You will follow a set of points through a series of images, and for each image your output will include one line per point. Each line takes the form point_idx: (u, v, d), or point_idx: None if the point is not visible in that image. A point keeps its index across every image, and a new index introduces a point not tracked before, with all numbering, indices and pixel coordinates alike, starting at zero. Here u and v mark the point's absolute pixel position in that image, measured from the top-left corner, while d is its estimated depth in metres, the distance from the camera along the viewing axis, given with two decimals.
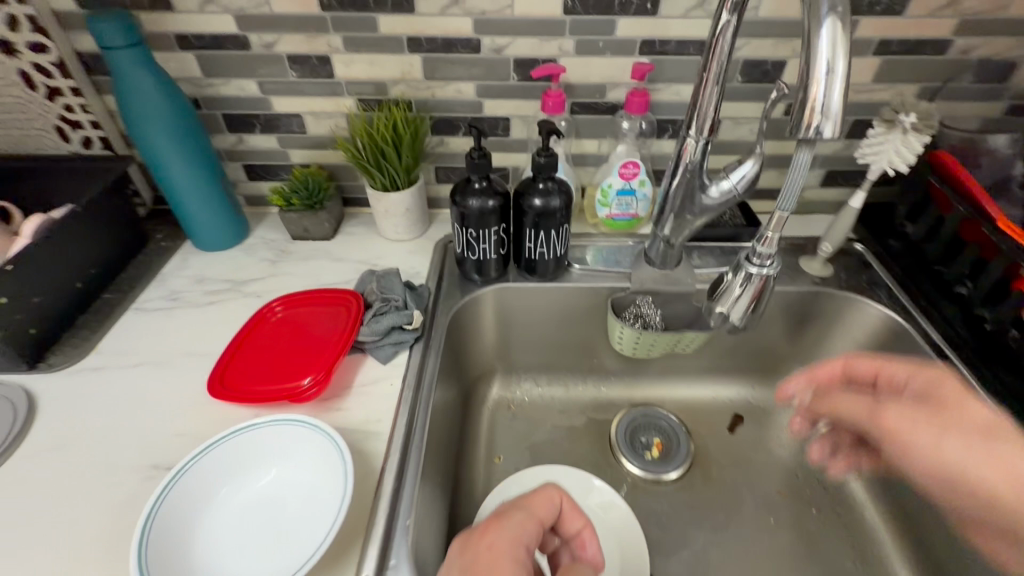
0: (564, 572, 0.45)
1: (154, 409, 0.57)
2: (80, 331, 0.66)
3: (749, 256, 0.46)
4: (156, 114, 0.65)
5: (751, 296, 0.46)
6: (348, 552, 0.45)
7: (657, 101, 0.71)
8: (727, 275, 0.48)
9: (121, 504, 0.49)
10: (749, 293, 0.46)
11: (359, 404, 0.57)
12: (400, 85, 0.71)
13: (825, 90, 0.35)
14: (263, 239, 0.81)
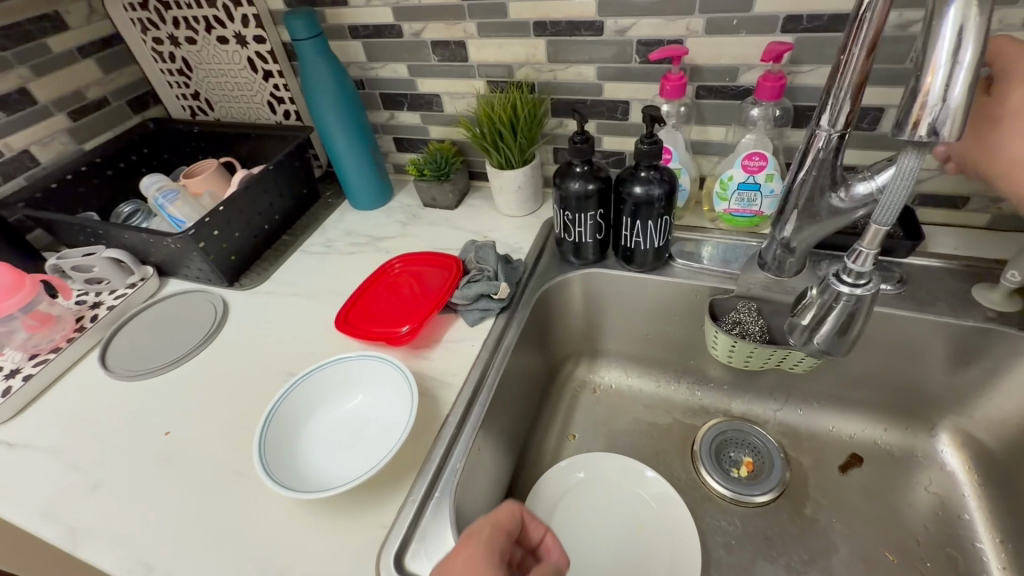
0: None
1: (298, 331, 0.72)
2: (263, 263, 0.86)
3: (836, 273, 0.43)
4: (329, 94, 0.79)
5: (832, 316, 0.44)
6: (407, 474, 0.54)
7: (796, 85, 0.64)
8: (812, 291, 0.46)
9: (263, 396, 0.65)
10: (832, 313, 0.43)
11: (443, 357, 0.65)
12: (525, 67, 0.75)
13: (944, 80, 0.30)
14: (401, 204, 0.93)
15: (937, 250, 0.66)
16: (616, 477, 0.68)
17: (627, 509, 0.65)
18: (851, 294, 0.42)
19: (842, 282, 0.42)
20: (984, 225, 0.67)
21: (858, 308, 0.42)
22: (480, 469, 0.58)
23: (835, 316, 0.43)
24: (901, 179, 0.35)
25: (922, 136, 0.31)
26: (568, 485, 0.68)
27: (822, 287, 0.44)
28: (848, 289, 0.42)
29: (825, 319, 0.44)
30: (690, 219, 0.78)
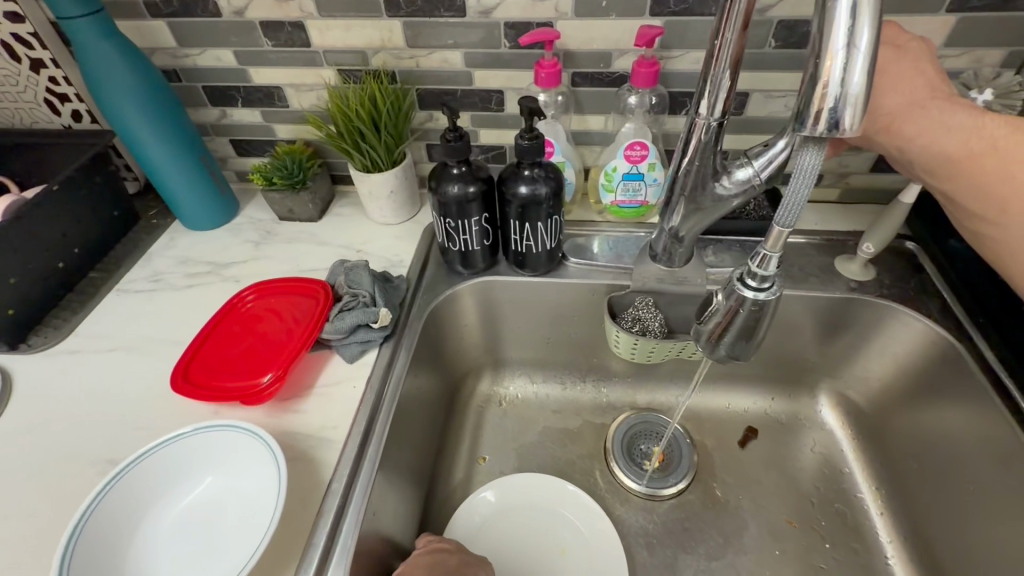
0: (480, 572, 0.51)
1: (119, 398, 0.56)
2: (63, 311, 0.66)
3: (741, 277, 0.42)
4: (125, 87, 0.62)
5: (739, 321, 0.43)
6: (283, 569, 0.43)
7: (669, 70, 0.62)
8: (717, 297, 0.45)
9: (72, 496, 0.49)
10: (738, 318, 0.43)
11: (318, 406, 0.54)
12: (382, 53, 0.65)
13: (842, 65, 0.28)
14: (250, 219, 0.78)
15: (802, 227, 0.70)
16: (533, 498, 0.63)
17: (547, 530, 0.61)
18: (758, 298, 0.41)
19: (747, 285, 0.42)
20: (836, 199, 0.72)
21: (762, 312, 0.42)
22: (378, 535, 0.49)
23: (742, 319, 0.43)
24: (804, 175, 0.33)
25: (821, 127, 0.29)
26: (482, 518, 0.62)
27: (729, 293, 0.43)
28: (752, 293, 0.41)
29: (732, 322, 0.44)
30: (578, 213, 0.75)
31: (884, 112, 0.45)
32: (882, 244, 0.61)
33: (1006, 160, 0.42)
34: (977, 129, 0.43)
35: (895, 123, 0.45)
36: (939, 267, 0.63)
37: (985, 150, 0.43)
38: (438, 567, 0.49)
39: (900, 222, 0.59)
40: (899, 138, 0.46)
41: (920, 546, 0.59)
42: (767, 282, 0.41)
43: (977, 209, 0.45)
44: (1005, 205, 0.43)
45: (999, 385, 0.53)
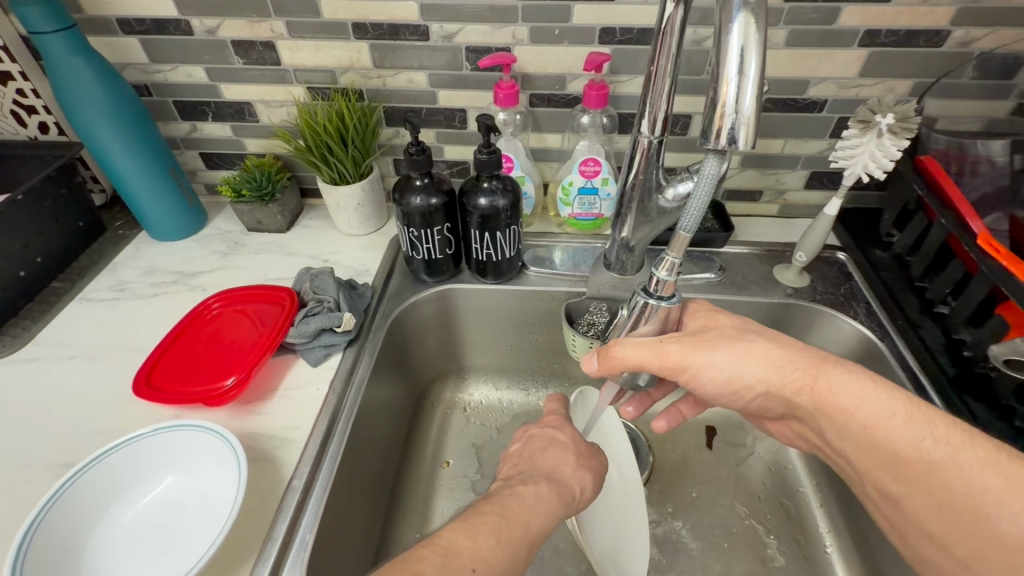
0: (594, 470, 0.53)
1: (78, 404, 0.56)
2: (23, 320, 0.66)
3: (644, 288, 0.49)
4: (95, 100, 0.63)
5: (648, 323, 0.49)
6: (244, 560, 0.44)
7: (618, 93, 0.67)
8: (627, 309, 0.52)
9: (26, 501, 0.49)
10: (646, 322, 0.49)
11: (281, 408, 0.55)
12: (350, 73, 0.69)
13: (735, 91, 0.33)
14: (219, 231, 0.79)
15: (745, 239, 0.75)
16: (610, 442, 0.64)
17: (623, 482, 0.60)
18: (663, 303, 0.48)
19: (651, 295, 0.48)
20: (776, 214, 0.78)
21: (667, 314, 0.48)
22: (339, 534, 0.50)
23: (649, 324, 0.49)
24: (708, 183, 0.39)
25: (722, 143, 0.34)
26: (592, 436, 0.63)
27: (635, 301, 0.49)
28: (655, 301, 0.48)
29: (640, 328, 0.50)
30: (539, 226, 0.79)
31: (686, 357, 0.48)
32: (813, 253, 0.66)
33: (817, 401, 0.45)
34: (839, 378, 0.45)
35: (698, 357, 0.48)
36: (868, 278, 0.67)
37: (803, 388, 0.46)
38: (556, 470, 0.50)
39: (825, 233, 0.64)
40: (705, 351, 0.48)
41: (854, 536, 0.63)
42: (667, 290, 0.47)
43: (824, 407, 0.45)
44: (816, 399, 0.45)
45: (915, 382, 0.57)
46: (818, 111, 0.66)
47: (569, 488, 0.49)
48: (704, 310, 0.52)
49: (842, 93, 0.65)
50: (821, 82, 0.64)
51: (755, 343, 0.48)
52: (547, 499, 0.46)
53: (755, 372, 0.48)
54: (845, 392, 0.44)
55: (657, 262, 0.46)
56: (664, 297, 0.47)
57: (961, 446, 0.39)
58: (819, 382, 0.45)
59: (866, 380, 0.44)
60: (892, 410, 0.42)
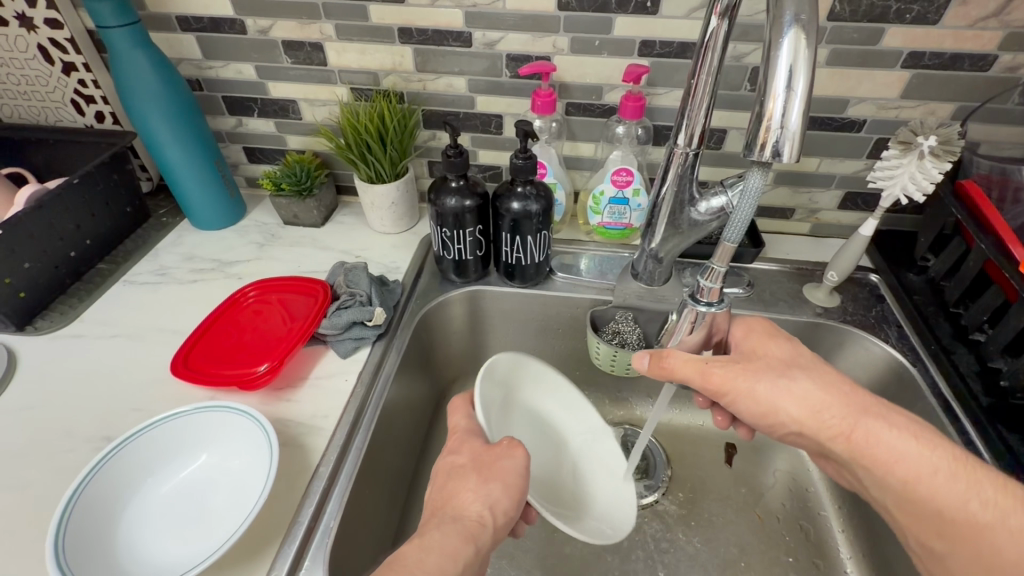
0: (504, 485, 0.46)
1: (119, 381, 0.59)
2: (71, 298, 0.69)
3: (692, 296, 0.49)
4: (152, 91, 0.66)
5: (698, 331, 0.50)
6: (269, 544, 0.45)
7: (655, 105, 0.68)
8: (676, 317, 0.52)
9: (68, 469, 0.51)
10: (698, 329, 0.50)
11: (311, 395, 0.57)
12: (392, 75, 0.71)
13: (782, 108, 0.33)
14: (256, 222, 0.82)
15: (775, 256, 0.74)
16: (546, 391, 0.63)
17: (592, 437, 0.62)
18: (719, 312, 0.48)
19: (699, 303, 0.48)
20: (807, 232, 0.77)
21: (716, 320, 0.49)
22: (359, 524, 0.51)
23: (697, 332, 0.50)
24: (751, 195, 0.40)
25: (766, 156, 0.35)
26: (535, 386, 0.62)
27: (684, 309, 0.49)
28: (704, 307, 0.48)
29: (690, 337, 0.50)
30: (566, 233, 0.79)
31: (726, 379, 0.49)
32: (845, 273, 0.65)
33: (856, 448, 0.45)
34: (884, 430, 0.44)
35: (741, 382, 0.49)
36: (900, 302, 0.66)
37: (841, 433, 0.45)
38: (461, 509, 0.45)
39: (857, 254, 0.64)
40: (749, 380, 0.49)
41: (874, 565, 0.61)
42: (714, 297, 0.47)
43: (867, 454, 0.44)
44: (854, 446, 0.45)
45: (949, 410, 0.56)
46: (855, 130, 0.66)
47: (476, 518, 0.44)
48: (750, 347, 0.52)
49: (882, 114, 0.64)
50: (860, 102, 0.63)
51: (797, 377, 0.48)
52: (446, 545, 0.42)
53: (794, 411, 0.48)
54: (884, 441, 0.44)
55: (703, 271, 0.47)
56: (712, 304, 0.47)
57: (1007, 509, 0.40)
58: (857, 432, 0.45)
59: (908, 435, 0.43)
60: (934, 466, 0.42)
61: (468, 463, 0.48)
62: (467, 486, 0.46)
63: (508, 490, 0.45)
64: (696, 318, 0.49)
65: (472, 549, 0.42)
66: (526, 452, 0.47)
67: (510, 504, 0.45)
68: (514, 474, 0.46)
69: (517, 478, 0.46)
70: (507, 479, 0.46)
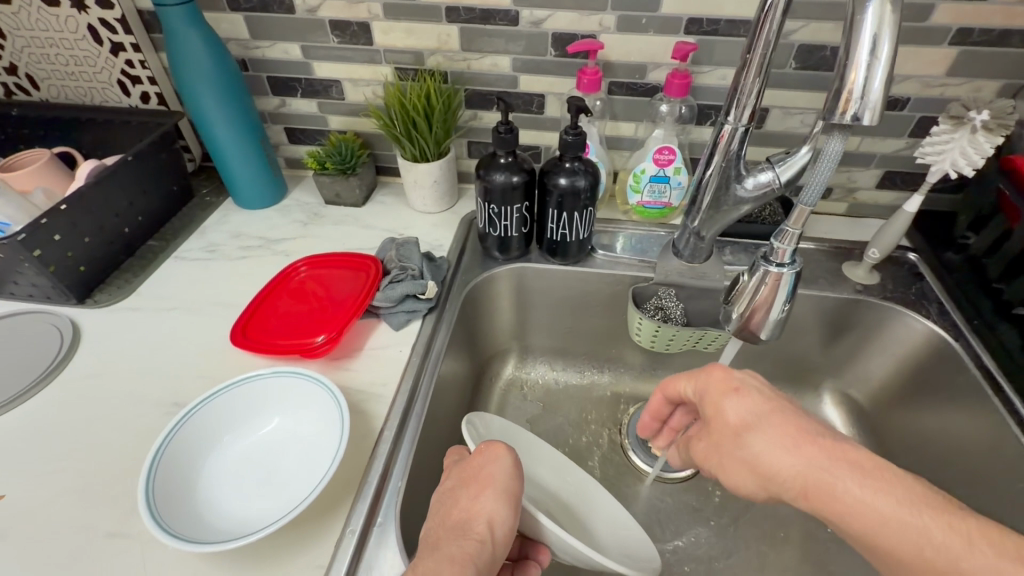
0: (489, 488, 0.42)
1: (181, 351, 0.61)
2: (126, 273, 0.71)
3: (764, 258, 0.50)
4: (204, 71, 0.68)
5: (769, 294, 0.51)
6: (341, 502, 0.47)
7: (698, 84, 0.69)
8: (744, 280, 0.53)
9: (141, 432, 0.53)
10: (770, 293, 0.51)
11: (368, 365, 0.59)
12: (437, 55, 0.71)
13: (865, 77, 0.35)
14: (298, 202, 0.83)
15: (813, 235, 0.75)
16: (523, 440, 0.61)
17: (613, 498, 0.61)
18: (780, 308, 0.51)
19: (772, 264, 0.50)
20: (844, 212, 0.78)
21: (788, 284, 0.50)
22: (421, 488, 0.53)
23: (771, 297, 0.51)
24: (829, 160, 0.42)
25: (846, 123, 0.36)
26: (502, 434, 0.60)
27: (755, 271, 0.51)
28: (776, 268, 0.49)
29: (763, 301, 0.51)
30: (604, 212, 0.80)
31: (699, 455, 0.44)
32: (887, 250, 0.67)
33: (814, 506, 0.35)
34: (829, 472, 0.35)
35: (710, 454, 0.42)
36: (940, 278, 0.68)
37: (794, 490, 0.36)
38: (460, 531, 0.40)
39: (901, 231, 0.65)
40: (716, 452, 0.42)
41: None
42: (784, 258, 0.49)
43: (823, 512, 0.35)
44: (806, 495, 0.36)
45: (991, 381, 0.58)
46: (899, 108, 0.66)
47: (473, 535, 0.40)
48: (710, 398, 0.43)
49: (927, 92, 0.65)
50: (905, 80, 0.64)
51: (748, 435, 0.39)
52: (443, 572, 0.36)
53: (752, 477, 0.39)
54: (839, 493, 0.34)
55: (777, 234, 0.49)
56: (789, 264, 0.49)
57: (965, 554, 0.31)
58: (812, 486, 0.35)
59: (858, 476, 0.34)
60: (885, 513, 0.33)
61: (457, 483, 0.44)
62: (460, 501, 0.42)
63: (502, 498, 0.42)
64: (763, 281, 0.50)
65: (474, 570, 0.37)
66: (509, 450, 0.44)
67: (510, 513, 0.41)
68: (503, 478, 0.43)
69: (506, 476, 0.43)
70: (496, 484, 0.42)
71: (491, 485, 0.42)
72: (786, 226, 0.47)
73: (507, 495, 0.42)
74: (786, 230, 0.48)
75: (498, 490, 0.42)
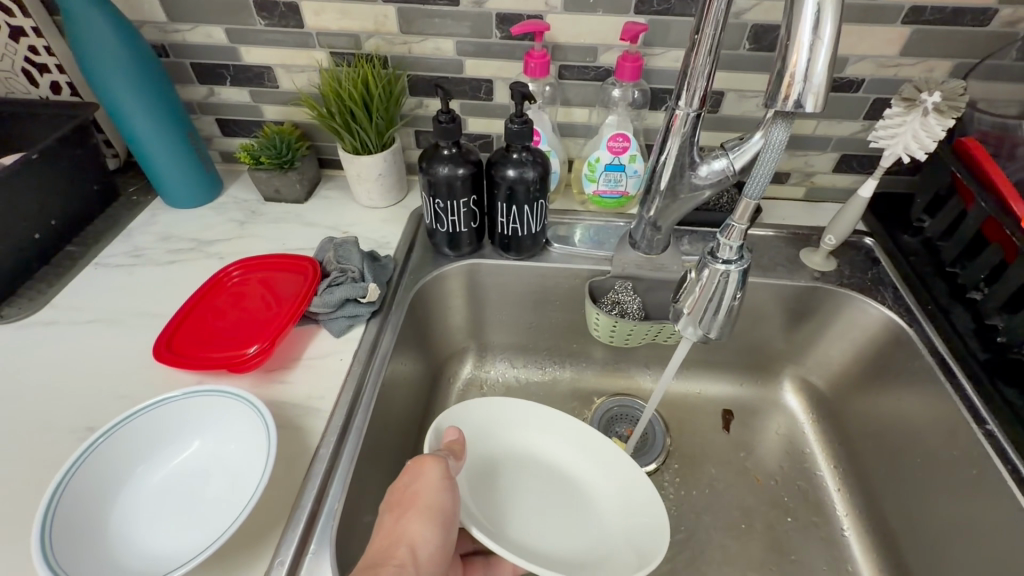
0: (419, 507, 0.40)
1: (100, 368, 0.56)
2: (39, 283, 0.65)
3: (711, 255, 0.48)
4: (112, 58, 0.61)
5: (715, 291, 0.49)
6: (272, 530, 0.43)
7: (651, 67, 0.66)
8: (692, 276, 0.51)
9: (50, 461, 0.48)
10: (715, 290, 0.49)
11: (306, 376, 0.55)
12: (375, 38, 0.66)
13: (807, 58, 0.33)
14: (235, 199, 0.78)
15: (771, 222, 0.74)
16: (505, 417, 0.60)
17: (592, 452, 0.59)
18: (725, 307, 0.50)
19: (718, 260, 0.48)
20: (802, 197, 0.77)
21: (735, 280, 0.48)
22: (365, 506, 0.49)
23: (717, 296, 0.49)
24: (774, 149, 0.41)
25: (789, 109, 0.35)
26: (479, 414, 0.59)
27: (702, 267, 0.49)
28: (722, 265, 0.47)
29: (709, 300, 0.50)
30: (561, 203, 0.77)
31: None
32: (843, 236, 0.65)
33: None
34: None
35: None
36: (896, 263, 0.67)
37: None
38: (381, 561, 0.38)
39: (857, 217, 0.64)
40: None
41: (872, 520, 0.63)
42: (734, 254, 0.47)
43: None
44: None
45: (945, 367, 0.57)
46: (854, 90, 0.65)
47: (396, 560, 0.38)
48: None
49: (881, 73, 0.63)
50: (859, 61, 0.62)
51: None
52: None
53: None
54: None
55: (723, 228, 0.47)
56: (734, 262, 0.47)
57: None
58: None
59: None
60: None
61: (382, 506, 0.42)
62: (383, 523, 0.40)
63: (430, 517, 0.40)
64: (710, 277, 0.48)
65: None
66: (436, 462, 0.43)
67: (437, 531, 0.41)
68: (433, 491, 0.42)
69: (434, 492, 0.42)
70: (425, 505, 0.41)
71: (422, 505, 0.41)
72: (730, 220, 0.45)
73: (436, 511, 0.41)
74: (732, 225, 0.46)
75: (428, 508, 0.41)
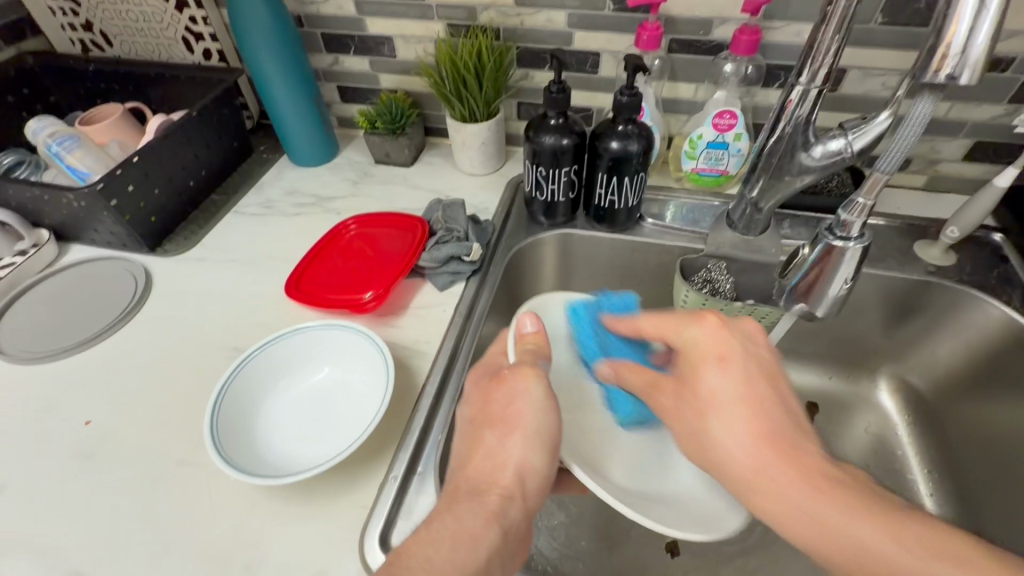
0: (518, 429, 0.42)
1: (242, 300, 0.65)
2: (191, 225, 0.75)
3: (828, 231, 0.49)
4: (261, 29, 0.69)
5: (827, 269, 0.49)
6: (385, 451, 0.49)
7: (768, 41, 0.64)
8: (803, 253, 0.51)
9: (207, 372, 0.57)
10: (828, 267, 0.49)
11: (413, 323, 0.60)
12: (490, 10, 0.69)
13: (967, 30, 0.33)
14: (350, 160, 0.85)
15: (884, 210, 0.70)
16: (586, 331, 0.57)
17: None
18: (838, 286, 0.50)
19: (836, 237, 0.48)
20: (921, 186, 0.72)
21: (852, 258, 0.48)
22: None
23: (831, 273, 0.49)
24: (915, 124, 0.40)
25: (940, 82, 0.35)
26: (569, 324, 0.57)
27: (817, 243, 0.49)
28: (840, 242, 0.47)
29: (823, 275, 0.50)
30: (655, 179, 0.77)
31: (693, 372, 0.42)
32: (968, 229, 0.61)
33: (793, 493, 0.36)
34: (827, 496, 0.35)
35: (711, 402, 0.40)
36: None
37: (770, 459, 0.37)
38: (478, 481, 0.41)
39: (987, 209, 0.59)
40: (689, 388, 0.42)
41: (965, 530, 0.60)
42: (855, 232, 0.47)
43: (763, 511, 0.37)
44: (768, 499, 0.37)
45: None
46: (1001, 70, 0.59)
47: (499, 480, 0.41)
48: (690, 360, 0.42)
49: None
50: (1012, 37, 0.57)
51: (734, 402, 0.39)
52: (469, 517, 0.39)
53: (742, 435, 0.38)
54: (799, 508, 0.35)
55: (846, 205, 0.47)
56: (855, 239, 0.47)
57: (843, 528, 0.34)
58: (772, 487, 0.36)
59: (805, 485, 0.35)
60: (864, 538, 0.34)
61: (481, 423, 0.44)
62: (485, 443, 0.42)
63: (531, 442, 0.42)
64: (823, 254, 0.49)
65: (501, 519, 0.39)
66: (536, 381, 0.44)
67: (542, 455, 0.42)
68: (533, 413, 0.43)
69: (534, 412, 0.43)
70: (527, 431, 0.42)
71: (521, 430, 0.42)
72: (856, 196, 0.45)
73: (540, 435, 0.42)
74: (856, 201, 0.46)
75: (528, 433, 0.42)
